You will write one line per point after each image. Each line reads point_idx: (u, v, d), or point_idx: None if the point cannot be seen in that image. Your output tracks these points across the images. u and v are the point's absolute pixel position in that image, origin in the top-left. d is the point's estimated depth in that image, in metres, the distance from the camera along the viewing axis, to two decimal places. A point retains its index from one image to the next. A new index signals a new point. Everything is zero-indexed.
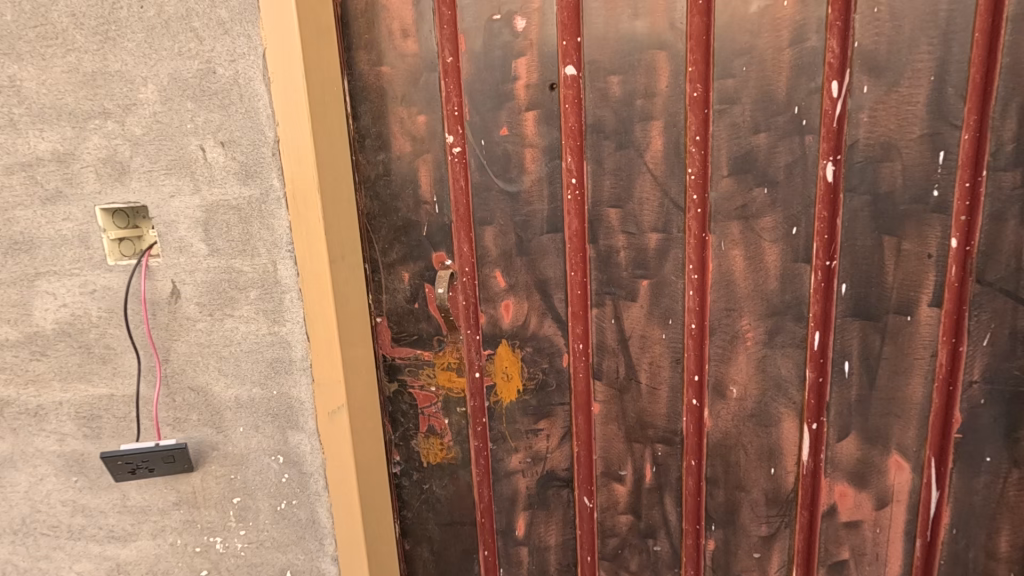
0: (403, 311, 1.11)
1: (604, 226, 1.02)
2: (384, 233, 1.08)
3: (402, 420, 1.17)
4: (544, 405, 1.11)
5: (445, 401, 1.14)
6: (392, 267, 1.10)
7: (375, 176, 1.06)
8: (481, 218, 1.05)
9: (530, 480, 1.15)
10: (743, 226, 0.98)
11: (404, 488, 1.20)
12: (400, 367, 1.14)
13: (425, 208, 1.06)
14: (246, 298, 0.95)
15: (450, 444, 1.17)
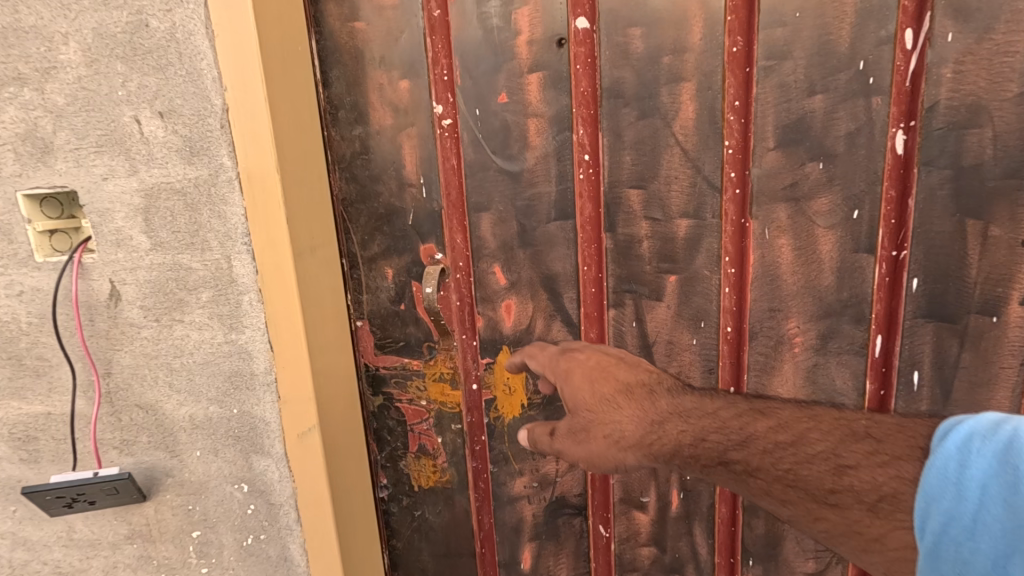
0: (387, 313, 0.96)
1: (624, 212, 0.85)
2: (364, 222, 0.93)
3: (389, 439, 1.03)
4: (553, 423, 0.96)
5: (438, 416, 1.00)
6: (374, 263, 0.95)
7: (351, 155, 0.91)
8: (476, 203, 0.89)
9: (537, 506, 1.00)
10: (792, 210, 0.81)
11: (393, 514, 1.06)
12: (385, 379, 1.00)
13: (410, 192, 0.90)
14: (197, 300, 0.80)
15: (445, 466, 1.02)
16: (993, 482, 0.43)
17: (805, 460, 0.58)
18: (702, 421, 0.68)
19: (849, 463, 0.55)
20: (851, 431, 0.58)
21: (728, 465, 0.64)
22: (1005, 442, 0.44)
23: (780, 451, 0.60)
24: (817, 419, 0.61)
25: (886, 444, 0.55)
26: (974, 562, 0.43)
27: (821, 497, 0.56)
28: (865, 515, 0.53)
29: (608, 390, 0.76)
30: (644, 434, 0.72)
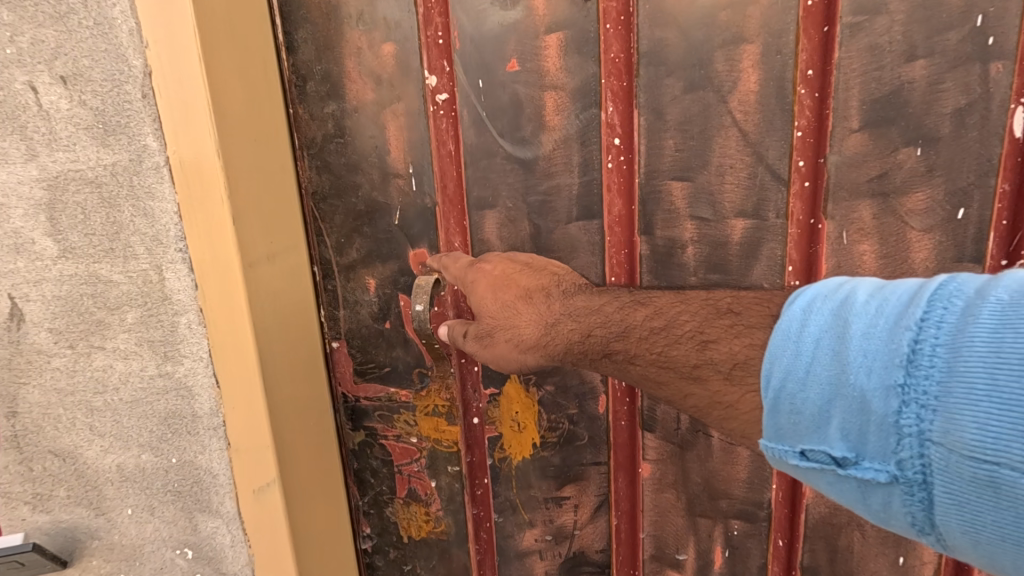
0: (369, 333, 0.79)
1: (665, 210, 0.68)
2: (340, 221, 0.75)
3: (372, 482, 0.86)
4: (571, 465, 0.79)
5: (431, 456, 0.83)
6: (352, 271, 0.77)
7: (323, 138, 0.73)
8: (479, 198, 0.71)
9: (551, 563, 0.84)
10: (879, 208, 0.64)
11: (378, 569, 0.89)
12: (367, 411, 0.83)
13: (396, 184, 0.73)
14: (121, 322, 0.62)
15: (439, 514, 0.85)
16: (825, 335, 0.41)
17: (666, 339, 0.55)
18: (590, 318, 0.62)
19: (711, 339, 0.51)
20: (714, 307, 0.53)
21: (609, 357, 0.60)
22: (841, 299, 0.42)
23: (650, 333, 0.56)
24: (688, 302, 0.56)
25: (743, 317, 0.51)
26: (804, 411, 0.42)
27: (683, 372, 0.52)
28: (721, 382, 0.50)
29: (512, 296, 0.67)
30: (540, 335, 0.66)
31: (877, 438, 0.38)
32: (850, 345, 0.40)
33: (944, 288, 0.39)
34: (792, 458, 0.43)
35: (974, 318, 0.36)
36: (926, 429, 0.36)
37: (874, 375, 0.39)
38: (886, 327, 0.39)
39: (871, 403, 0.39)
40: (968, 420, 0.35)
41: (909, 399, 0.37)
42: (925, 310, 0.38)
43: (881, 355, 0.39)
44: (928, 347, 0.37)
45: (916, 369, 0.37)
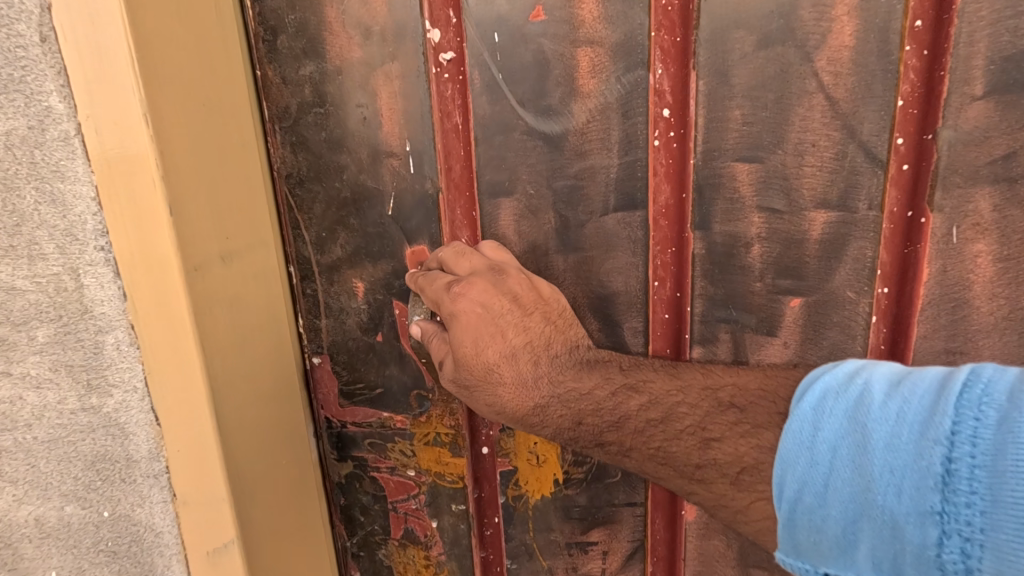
0: (357, 347, 0.65)
1: (726, 200, 0.55)
2: (321, 212, 0.61)
3: (362, 521, 0.72)
4: (600, 506, 0.66)
5: (432, 493, 0.69)
6: (337, 273, 0.63)
7: (298, 108, 0.58)
8: (493, 184, 0.57)
9: None
10: (999, 199, 0.51)
11: None
12: (356, 439, 0.69)
13: (390, 167, 0.58)
14: (30, 342, 0.48)
15: (441, 559, 0.72)
16: (844, 444, 0.38)
17: (667, 436, 0.49)
18: (580, 403, 0.54)
19: (715, 437, 0.47)
20: (716, 399, 0.49)
21: (602, 447, 0.53)
22: (855, 398, 0.39)
23: (648, 426, 0.51)
24: (686, 391, 0.51)
25: (748, 414, 0.46)
26: (826, 531, 0.38)
27: (687, 473, 0.48)
28: (728, 488, 0.46)
29: (493, 357, 0.56)
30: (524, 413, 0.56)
31: (914, 569, 0.35)
32: (872, 459, 0.36)
33: (967, 394, 0.35)
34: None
35: (1012, 434, 0.32)
36: (970, 563, 0.33)
37: (906, 498, 0.35)
38: (912, 438, 0.36)
39: (904, 528, 0.35)
40: (1021, 562, 0.31)
41: (947, 528, 0.34)
42: (955, 420, 0.35)
43: (913, 475, 0.35)
44: (965, 469, 0.33)
45: (953, 494, 0.34)
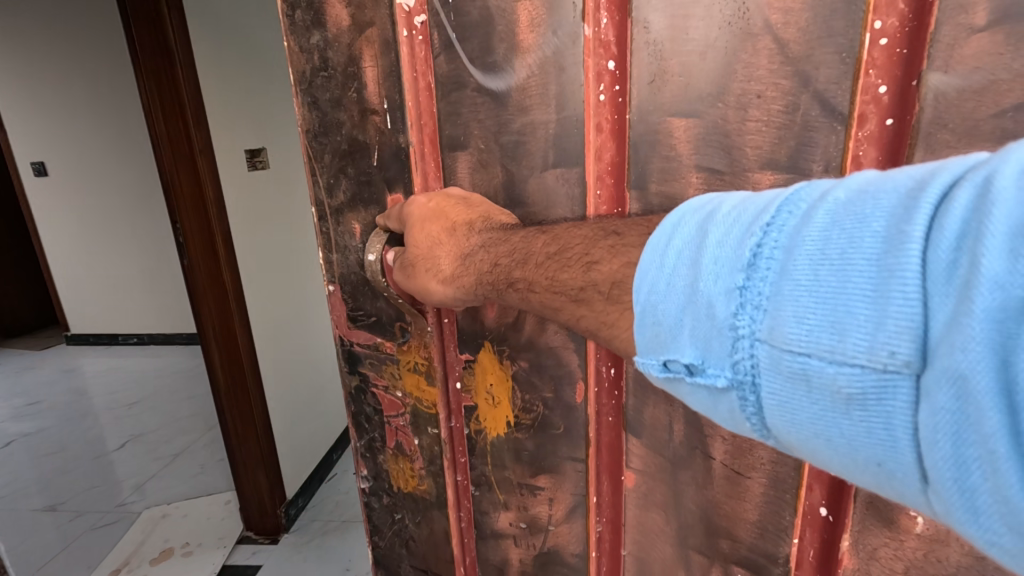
0: (356, 279, 0.76)
1: (663, 159, 0.52)
2: (329, 160, 0.71)
3: (367, 428, 0.85)
4: (545, 454, 0.69)
5: (414, 414, 0.78)
6: (341, 214, 0.73)
7: (311, 72, 0.68)
8: (452, 138, 0.62)
9: (525, 552, 0.77)
10: None
11: (374, 511, 0.89)
12: (360, 358, 0.81)
13: (373, 121, 0.66)
14: None
15: (422, 473, 0.81)
16: (688, 246, 0.39)
17: (559, 265, 0.49)
18: (500, 247, 0.55)
19: (597, 258, 0.47)
20: (605, 229, 0.49)
21: (512, 287, 0.53)
22: (708, 212, 0.40)
23: (547, 260, 0.50)
24: (584, 227, 0.50)
25: (625, 237, 0.46)
26: (663, 322, 0.40)
27: (571, 297, 0.48)
28: (604, 303, 0.46)
29: (435, 230, 0.59)
30: (456, 267, 0.58)
31: (720, 344, 0.37)
32: (705, 253, 0.38)
33: (793, 195, 0.37)
34: (658, 370, 0.41)
35: (813, 219, 0.35)
36: (756, 331, 0.35)
37: (720, 280, 0.37)
38: (739, 234, 0.37)
39: (716, 307, 0.37)
40: (793, 316, 0.34)
41: (746, 301, 0.36)
42: (775, 214, 0.37)
43: (728, 260, 0.37)
44: (769, 250, 0.36)
45: (756, 272, 0.36)
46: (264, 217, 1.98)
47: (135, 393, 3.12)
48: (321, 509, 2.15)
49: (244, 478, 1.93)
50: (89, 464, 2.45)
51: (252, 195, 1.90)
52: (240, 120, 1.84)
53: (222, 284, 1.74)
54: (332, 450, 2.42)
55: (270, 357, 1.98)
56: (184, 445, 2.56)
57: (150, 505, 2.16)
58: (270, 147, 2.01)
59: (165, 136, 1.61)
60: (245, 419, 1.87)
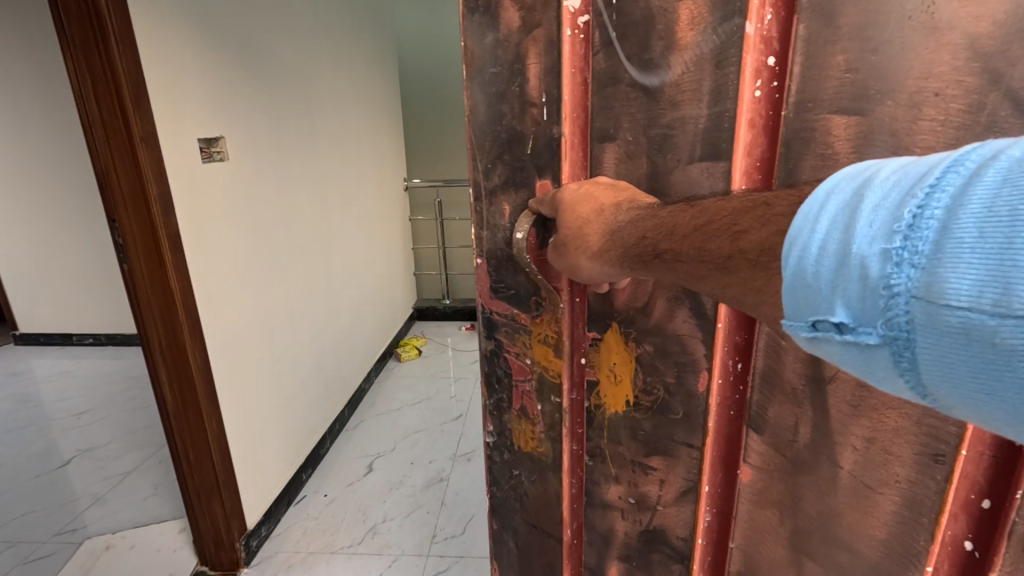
0: (501, 255, 0.81)
1: (817, 156, 0.54)
2: (488, 147, 0.76)
3: (497, 387, 0.90)
4: (659, 436, 0.71)
5: (539, 381, 0.84)
6: (493, 196, 0.79)
7: (481, 68, 0.73)
8: (602, 131, 0.64)
9: (631, 527, 0.81)
10: None
11: (494, 464, 0.95)
12: (496, 326, 0.86)
13: (532, 113, 0.72)
14: None
15: (542, 436, 0.86)
16: (839, 212, 0.39)
17: (706, 236, 0.50)
18: (648, 221, 0.57)
19: (745, 228, 0.47)
20: (753, 199, 0.48)
21: (659, 257, 0.55)
22: (863, 179, 0.39)
23: (693, 231, 0.51)
24: (732, 199, 0.51)
25: (774, 206, 0.46)
26: (813, 286, 0.39)
27: (715, 265, 0.49)
28: (754, 271, 0.46)
29: (586, 212, 0.62)
30: (604, 245, 0.60)
31: (874, 304, 0.36)
32: (859, 218, 0.38)
33: (961, 156, 0.35)
34: (804, 330, 0.41)
35: (982, 178, 0.33)
36: (912, 288, 0.35)
37: (874, 241, 0.37)
38: (896, 198, 0.37)
39: (869, 268, 0.37)
40: (957, 273, 0.33)
41: (901, 262, 0.35)
42: (939, 176, 0.35)
43: (883, 222, 0.36)
44: (930, 212, 0.35)
45: (916, 232, 0.35)
46: (222, 219, 2.03)
47: (87, 403, 3.38)
48: (287, 537, 2.30)
49: (198, 496, 2.01)
50: (46, 477, 2.67)
51: (205, 191, 1.94)
52: (193, 110, 1.88)
53: (164, 282, 1.77)
54: (300, 469, 2.58)
55: (223, 366, 2.04)
56: (131, 465, 2.75)
57: (91, 535, 2.29)
58: (228, 138, 2.07)
59: (99, 120, 1.62)
60: (196, 429, 1.94)
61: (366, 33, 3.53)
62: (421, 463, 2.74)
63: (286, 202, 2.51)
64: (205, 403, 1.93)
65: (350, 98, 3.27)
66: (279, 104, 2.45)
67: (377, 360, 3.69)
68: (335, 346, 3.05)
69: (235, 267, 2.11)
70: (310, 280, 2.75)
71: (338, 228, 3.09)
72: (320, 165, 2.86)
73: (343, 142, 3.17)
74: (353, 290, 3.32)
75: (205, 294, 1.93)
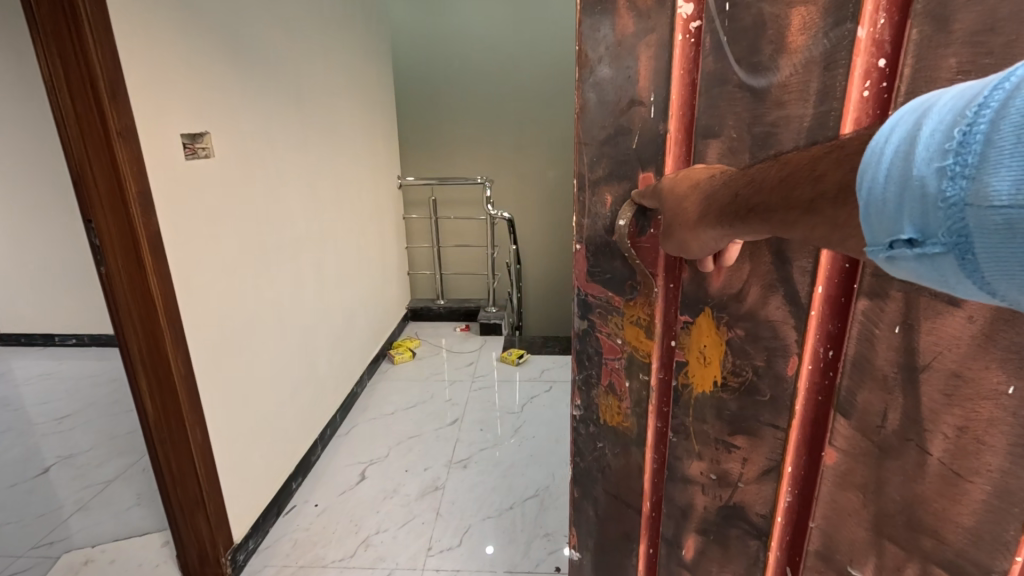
0: (600, 242, 0.87)
1: None
2: (594, 141, 0.83)
3: (586, 364, 0.97)
4: (745, 416, 0.76)
5: (629, 360, 0.91)
6: (596, 186, 0.85)
7: (594, 67, 0.79)
8: (705, 127, 0.70)
9: (710, 503, 0.85)
10: None
11: (578, 436, 1.02)
12: (591, 307, 0.93)
13: (638, 112, 0.78)
14: None
15: (628, 412, 0.94)
16: (903, 140, 0.43)
17: (789, 186, 0.55)
18: (740, 179, 0.61)
19: (822, 171, 0.52)
20: (831, 144, 0.53)
21: (753, 212, 0.59)
22: (923, 107, 0.43)
23: (779, 182, 0.56)
24: (816, 148, 0.55)
25: (845, 143, 0.51)
26: (884, 210, 0.44)
27: (802, 209, 0.53)
28: (835, 205, 0.50)
29: (684, 189, 0.67)
30: (699, 216, 0.65)
31: (937, 216, 0.41)
32: (920, 142, 0.42)
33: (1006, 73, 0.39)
34: (883, 253, 0.46)
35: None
36: (965, 195, 0.39)
37: (931, 161, 0.41)
38: (949, 120, 0.41)
39: (928, 185, 0.41)
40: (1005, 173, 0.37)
41: (956, 175, 0.39)
42: (988, 95, 0.39)
43: (938, 143, 0.41)
44: (979, 126, 0.38)
45: (967, 146, 0.39)
46: (211, 223, 2.02)
47: (67, 405, 3.48)
48: (277, 550, 2.30)
49: (182, 510, 1.97)
50: (25, 486, 2.72)
51: (191, 194, 1.91)
52: (177, 105, 1.84)
53: (146, 289, 1.73)
54: (291, 478, 2.62)
55: (212, 374, 2.03)
56: (115, 473, 2.81)
57: (71, 548, 2.29)
58: (212, 135, 2.03)
59: (73, 114, 1.56)
60: (181, 443, 1.90)
61: (354, 26, 3.60)
62: (415, 471, 2.80)
63: (277, 202, 2.53)
64: (190, 412, 1.91)
65: (343, 96, 3.40)
66: (272, 104, 2.51)
67: (368, 363, 3.79)
68: (325, 350, 3.08)
69: (223, 269, 2.10)
70: (297, 282, 2.75)
71: (329, 229, 3.17)
72: (312, 167, 2.95)
73: (332, 144, 3.22)
74: (343, 289, 3.37)
75: (192, 300, 1.92)
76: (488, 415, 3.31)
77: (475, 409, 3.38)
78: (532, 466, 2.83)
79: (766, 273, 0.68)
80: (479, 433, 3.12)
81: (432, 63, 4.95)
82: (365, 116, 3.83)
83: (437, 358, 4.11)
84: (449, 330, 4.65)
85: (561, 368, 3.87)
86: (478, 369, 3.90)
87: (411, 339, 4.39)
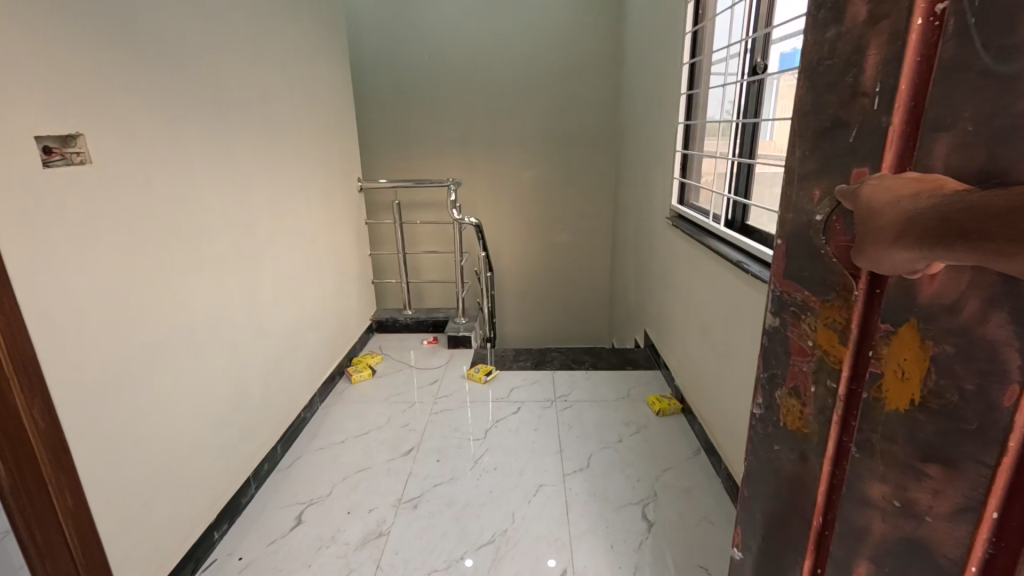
0: (802, 237, 0.84)
1: None
2: (809, 137, 0.83)
3: (773, 363, 0.99)
4: (944, 445, 0.66)
5: (818, 364, 0.85)
6: (806, 180, 0.83)
7: (819, 61, 0.80)
8: (935, 120, 0.63)
9: (890, 534, 0.75)
10: None
11: (765, 433, 1.03)
12: (787, 305, 0.92)
13: (861, 102, 0.72)
14: None
15: (810, 418, 0.88)
16: None
17: (1017, 219, 0.49)
18: (956, 206, 0.55)
19: None
20: None
21: (965, 239, 0.54)
22: None
23: (1006, 213, 0.50)
24: None
25: None
26: None
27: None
28: None
29: (887, 202, 0.63)
30: (899, 229, 0.61)
31: None
32: None
33: None
34: None
35: None
36: None
37: None
38: None
39: None
40: None
41: None
42: None
43: None
44: None
45: None
46: (86, 257, 1.96)
47: None
48: None
49: None
50: None
51: (43, 242, 1.80)
52: (32, 108, 1.75)
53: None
54: (211, 529, 2.67)
55: (93, 428, 1.97)
56: None
57: None
58: (86, 136, 1.96)
59: None
60: (42, 506, 1.79)
61: (299, 42, 3.78)
62: (358, 514, 2.91)
63: (222, 211, 2.81)
64: (52, 473, 1.81)
65: (290, 107, 3.60)
66: (223, 127, 2.83)
67: (319, 388, 4.08)
68: (264, 369, 3.22)
69: (113, 300, 2.07)
70: (245, 292, 3.02)
71: (269, 244, 3.34)
72: (256, 193, 3.15)
73: (280, 163, 3.47)
74: (292, 303, 3.63)
75: (58, 350, 1.84)
76: (443, 444, 3.51)
77: (432, 438, 3.59)
78: (489, 503, 2.97)
79: (984, 285, 0.58)
80: (435, 465, 3.30)
81: (410, 68, 5.51)
82: (313, 122, 3.99)
83: (398, 375, 4.53)
84: (416, 345, 5.14)
85: (527, 389, 4.22)
86: (438, 391, 4.22)
87: (372, 356, 4.82)
